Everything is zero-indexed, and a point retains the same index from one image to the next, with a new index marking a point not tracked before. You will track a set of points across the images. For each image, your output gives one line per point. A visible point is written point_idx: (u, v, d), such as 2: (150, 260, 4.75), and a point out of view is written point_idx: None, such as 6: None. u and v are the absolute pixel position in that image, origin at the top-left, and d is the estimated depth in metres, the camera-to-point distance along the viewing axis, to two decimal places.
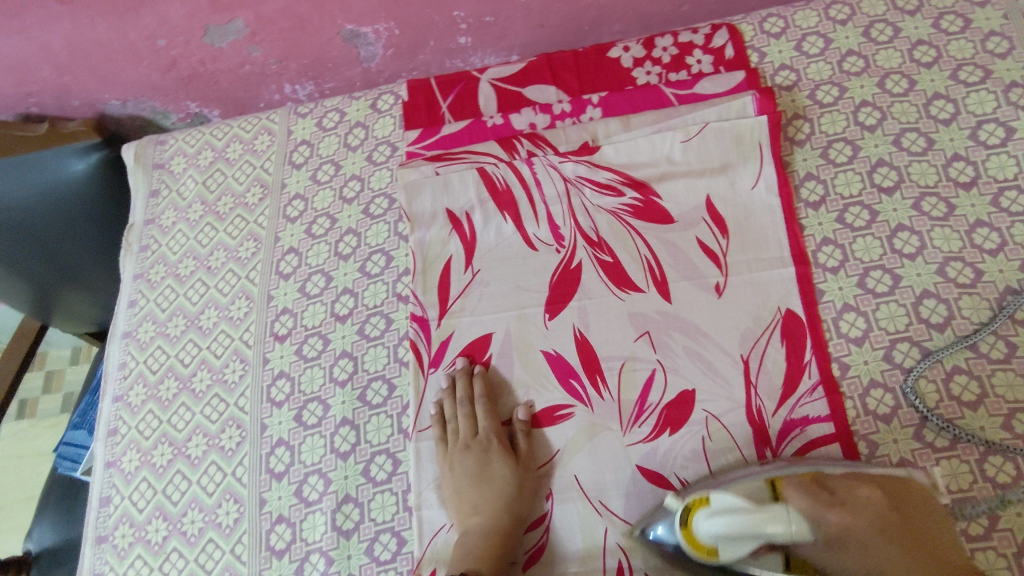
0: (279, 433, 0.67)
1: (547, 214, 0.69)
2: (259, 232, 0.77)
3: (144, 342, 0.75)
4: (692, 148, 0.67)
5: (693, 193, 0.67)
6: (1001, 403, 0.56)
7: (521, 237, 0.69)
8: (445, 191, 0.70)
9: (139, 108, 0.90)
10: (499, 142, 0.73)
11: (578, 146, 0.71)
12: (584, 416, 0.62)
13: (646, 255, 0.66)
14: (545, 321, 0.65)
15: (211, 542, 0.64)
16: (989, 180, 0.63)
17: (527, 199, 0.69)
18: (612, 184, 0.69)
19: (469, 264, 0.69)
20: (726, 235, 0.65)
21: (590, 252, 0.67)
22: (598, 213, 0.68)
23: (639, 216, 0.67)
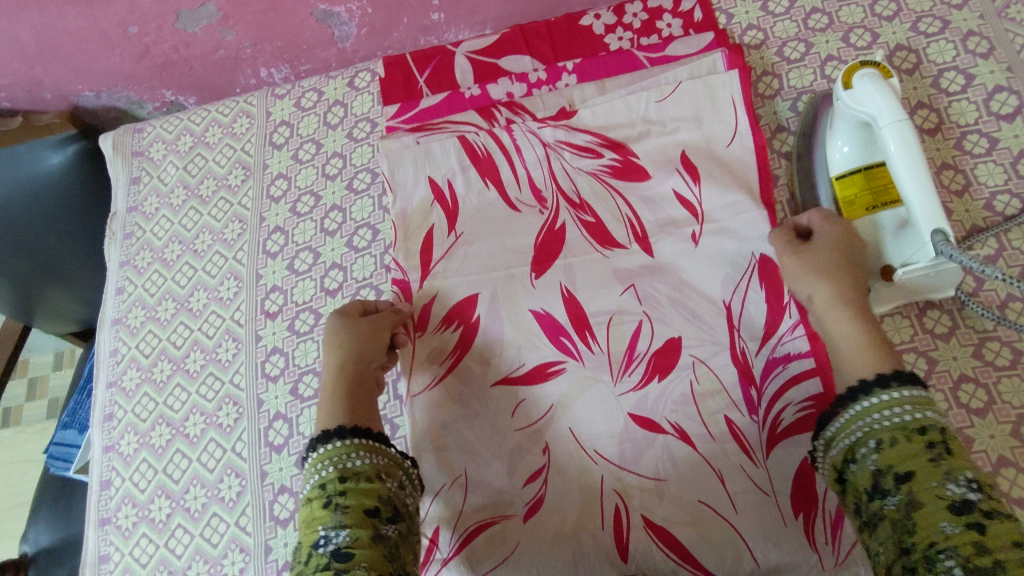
0: (276, 406, 0.68)
1: (528, 179, 0.70)
2: (243, 213, 0.77)
3: (135, 327, 0.75)
4: (666, 106, 0.69)
5: (671, 150, 0.69)
6: (971, 334, 0.59)
7: (503, 201, 0.70)
8: (427, 160, 0.72)
9: (113, 98, 0.90)
10: (477, 113, 0.74)
11: (555, 111, 0.72)
12: (576, 369, 0.63)
13: (625, 213, 0.68)
14: (533, 279, 0.67)
15: (215, 516, 0.65)
16: (952, 126, 0.66)
17: (508, 164, 0.71)
18: (590, 146, 0.70)
19: (452, 229, 0.70)
20: (704, 187, 0.67)
21: (572, 213, 0.68)
22: (578, 175, 0.69)
23: (619, 176, 0.69)
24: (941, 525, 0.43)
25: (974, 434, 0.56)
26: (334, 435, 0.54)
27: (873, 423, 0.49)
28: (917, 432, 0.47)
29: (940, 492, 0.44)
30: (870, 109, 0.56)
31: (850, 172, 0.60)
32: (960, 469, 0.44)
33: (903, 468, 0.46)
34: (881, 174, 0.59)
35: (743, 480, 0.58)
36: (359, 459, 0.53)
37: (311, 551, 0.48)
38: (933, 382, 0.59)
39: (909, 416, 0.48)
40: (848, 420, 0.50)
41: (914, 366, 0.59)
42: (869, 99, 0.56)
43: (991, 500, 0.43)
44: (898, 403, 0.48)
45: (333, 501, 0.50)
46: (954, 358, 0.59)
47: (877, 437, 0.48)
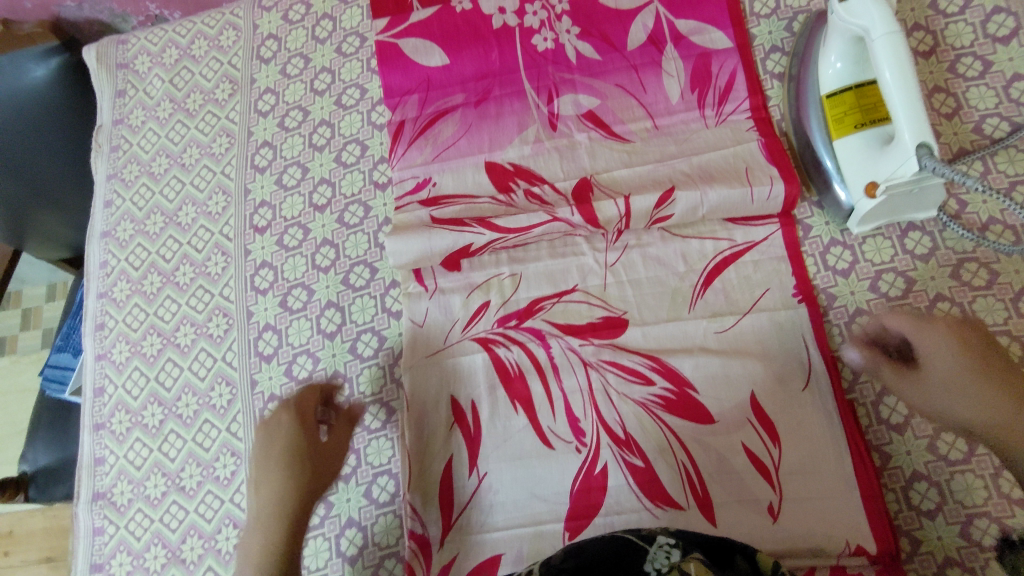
0: (265, 318, 0.69)
1: (565, 405, 0.61)
2: (231, 127, 0.76)
3: (124, 240, 0.75)
4: (728, 337, 0.61)
5: (734, 386, 0.59)
6: (950, 255, 0.60)
7: (535, 432, 0.60)
8: (454, 378, 0.63)
9: (96, 9, 0.88)
10: (493, 182, 0.69)
11: (576, 181, 0.67)
12: (573, 301, 0.64)
13: (683, 460, 0.57)
14: (565, 538, 0.57)
15: (207, 422, 0.67)
16: (947, 48, 0.66)
17: (545, 388, 0.61)
18: (641, 370, 0.61)
19: (473, 466, 0.60)
20: (777, 443, 0.57)
21: (617, 452, 0.58)
22: (623, 403, 0.60)
23: (671, 410, 0.59)
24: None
25: None
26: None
27: None
28: None
29: None
30: (866, 21, 0.55)
31: (841, 90, 0.60)
32: None
33: None
34: (872, 92, 0.59)
35: (709, 439, 0.58)
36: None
37: None
38: (909, 301, 0.59)
39: None
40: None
41: (892, 285, 0.60)
42: (865, 11, 0.55)
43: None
44: None
45: None
46: (932, 279, 0.59)
47: None
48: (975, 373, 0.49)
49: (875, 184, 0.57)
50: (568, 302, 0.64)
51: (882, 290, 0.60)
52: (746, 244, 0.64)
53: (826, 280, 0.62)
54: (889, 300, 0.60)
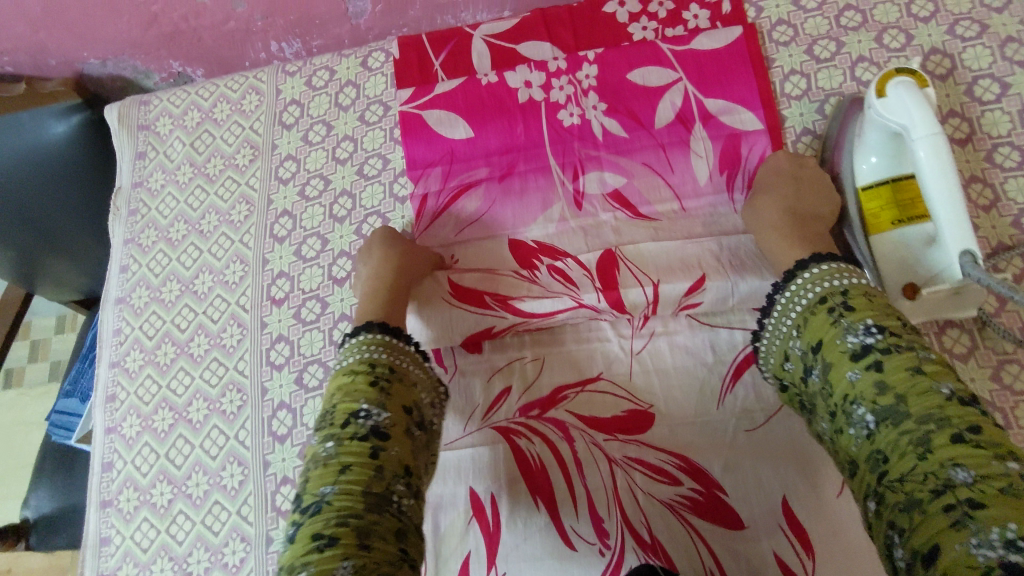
0: (280, 396, 0.67)
1: (589, 503, 0.59)
2: (251, 194, 0.75)
3: (139, 307, 0.74)
4: (757, 437, 0.59)
5: (765, 490, 0.57)
6: (990, 356, 0.58)
7: (557, 531, 0.58)
8: (473, 469, 0.62)
9: (119, 67, 0.87)
10: (516, 257, 0.68)
11: (600, 254, 0.66)
12: (596, 390, 0.63)
13: (711, 568, 0.55)
14: None
15: (217, 504, 0.65)
16: (984, 137, 0.64)
17: (567, 484, 0.60)
18: (668, 469, 0.59)
19: (491, 565, 0.58)
20: (811, 553, 0.54)
21: (643, 557, 0.56)
22: (650, 504, 0.58)
23: (700, 513, 0.57)
24: (844, 343, 0.48)
25: None
26: (376, 327, 0.59)
27: (816, 287, 0.52)
28: (822, 303, 0.51)
29: (840, 346, 0.48)
30: (904, 122, 0.54)
31: (877, 184, 0.59)
32: (857, 320, 0.48)
33: (813, 339, 0.50)
34: (909, 189, 0.57)
35: (740, 546, 0.56)
36: (381, 355, 0.56)
37: (349, 418, 0.51)
38: None
39: (812, 295, 0.52)
40: (824, 272, 0.53)
41: None
42: (904, 112, 0.54)
43: (890, 337, 0.47)
44: (814, 280, 0.53)
45: (380, 381, 0.54)
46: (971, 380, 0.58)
47: (797, 324, 0.53)
48: (778, 181, 0.63)
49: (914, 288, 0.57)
50: (592, 392, 0.63)
51: None
52: None
53: None
54: None
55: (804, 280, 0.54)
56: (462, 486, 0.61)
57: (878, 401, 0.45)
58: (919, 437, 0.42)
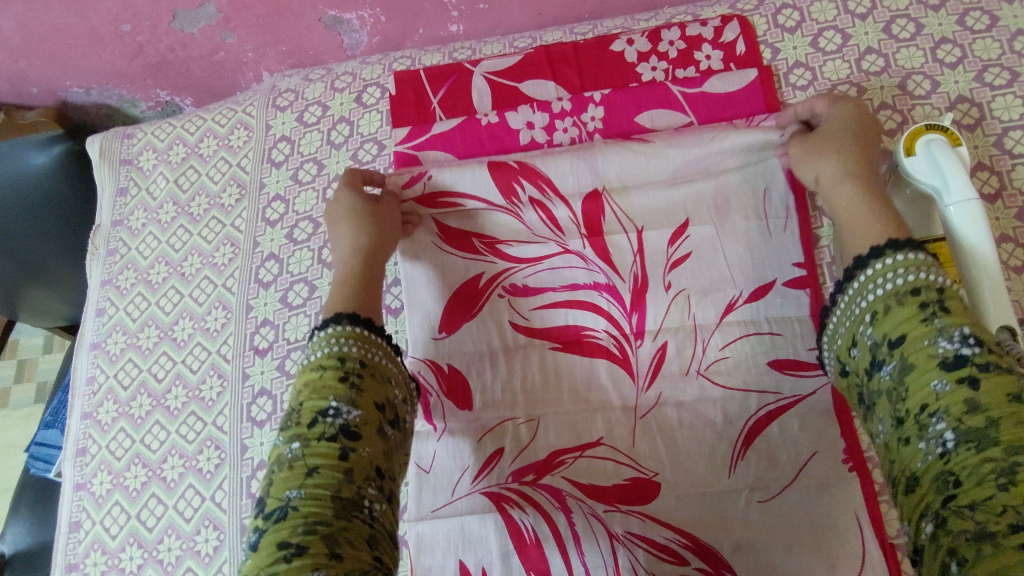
0: (260, 455, 0.63)
1: None
2: (236, 236, 0.72)
3: (114, 354, 0.70)
4: (771, 511, 0.54)
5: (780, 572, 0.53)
6: None
7: None
8: (463, 539, 0.57)
9: (104, 96, 0.83)
10: (499, 183, 0.65)
11: (586, 195, 0.65)
12: (596, 455, 0.58)
13: None
14: None
15: (189, 571, 0.60)
16: (1015, 192, 0.60)
17: (564, 559, 0.55)
18: (673, 548, 0.54)
19: None
20: None
21: None
22: None
23: None
24: (933, 346, 0.40)
25: None
26: (344, 319, 0.50)
27: (877, 286, 0.44)
28: (912, 293, 0.42)
29: (929, 350, 0.40)
30: (934, 181, 0.50)
31: None
32: (954, 324, 0.40)
33: (896, 332, 0.42)
34: None
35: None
36: (355, 347, 0.48)
37: (317, 418, 0.45)
38: None
39: (904, 280, 0.43)
40: (917, 263, 0.43)
41: None
42: (934, 172, 0.50)
43: (991, 352, 0.38)
44: (905, 266, 0.43)
45: (350, 377, 0.46)
46: None
47: (872, 309, 0.44)
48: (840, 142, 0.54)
49: None
50: (591, 458, 0.58)
51: None
52: (792, 397, 0.57)
53: None
54: None
55: (878, 269, 0.44)
56: (452, 557, 0.57)
57: (963, 419, 0.37)
58: (1006, 468, 0.34)
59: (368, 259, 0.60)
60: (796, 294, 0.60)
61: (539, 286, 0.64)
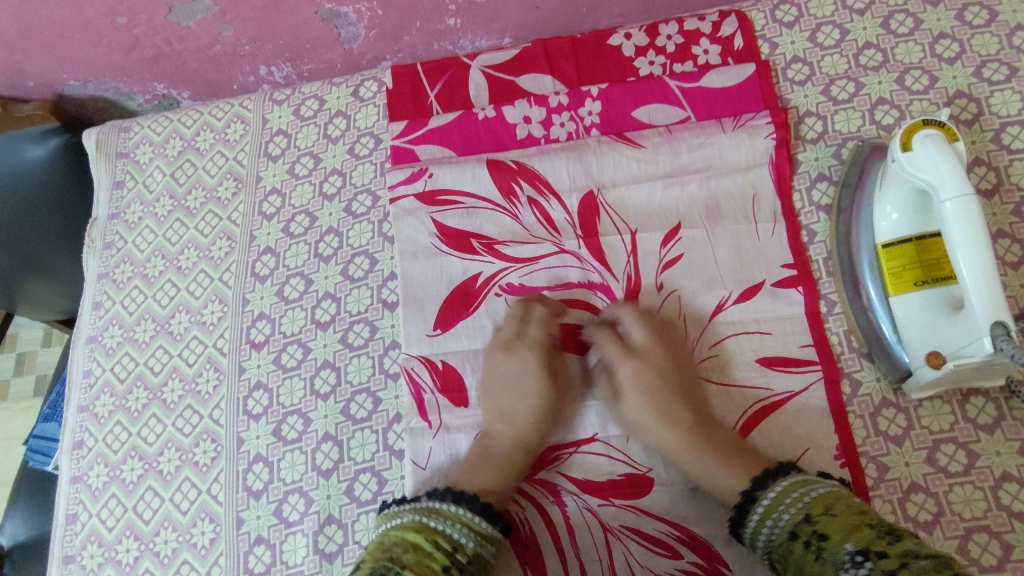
0: (257, 448, 0.63)
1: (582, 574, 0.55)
2: (232, 229, 0.72)
3: (111, 348, 0.70)
4: None
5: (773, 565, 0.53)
6: (1017, 427, 0.54)
7: None
8: None
9: (101, 88, 0.83)
10: (497, 183, 0.66)
11: (581, 196, 0.65)
12: (591, 451, 0.58)
13: None
14: None
15: (186, 563, 0.61)
16: (1011, 188, 0.60)
17: (558, 552, 0.56)
18: (667, 540, 0.55)
19: None
20: None
21: None
22: None
23: None
24: (838, 572, 0.43)
25: (1014, 540, 0.52)
26: (442, 491, 0.55)
27: (771, 527, 0.49)
28: (794, 533, 0.47)
29: (834, 574, 0.43)
30: (929, 179, 0.50)
31: (899, 241, 0.55)
32: (837, 545, 0.44)
33: (806, 572, 0.45)
34: (936, 247, 0.53)
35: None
36: (456, 528, 0.52)
37: (386, 569, 0.48)
38: (973, 479, 0.53)
39: (783, 524, 0.48)
40: (788, 487, 0.49)
41: (952, 458, 0.54)
42: (931, 169, 0.50)
43: (881, 554, 0.42)
44: (784, 500, 0.49)
45: (430, 546, 0.50)
46: (996, 454, 0.54)
47: (779, 563, 0.48)
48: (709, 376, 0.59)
49: (938, 357, 0.51)
50: (586, 453, 0.58)
51: (941, 463, 0.54)
52: (785, 393, 0.57)
53: (877, 446, 0.55)
54: (949, 476, 0.54)
55: (761, 512, 0.50)
56: None
57: None
58: None
59: (538, 406, 0.59)
60: (788, 292, 0.60)
61: (534, 284, 0.63)
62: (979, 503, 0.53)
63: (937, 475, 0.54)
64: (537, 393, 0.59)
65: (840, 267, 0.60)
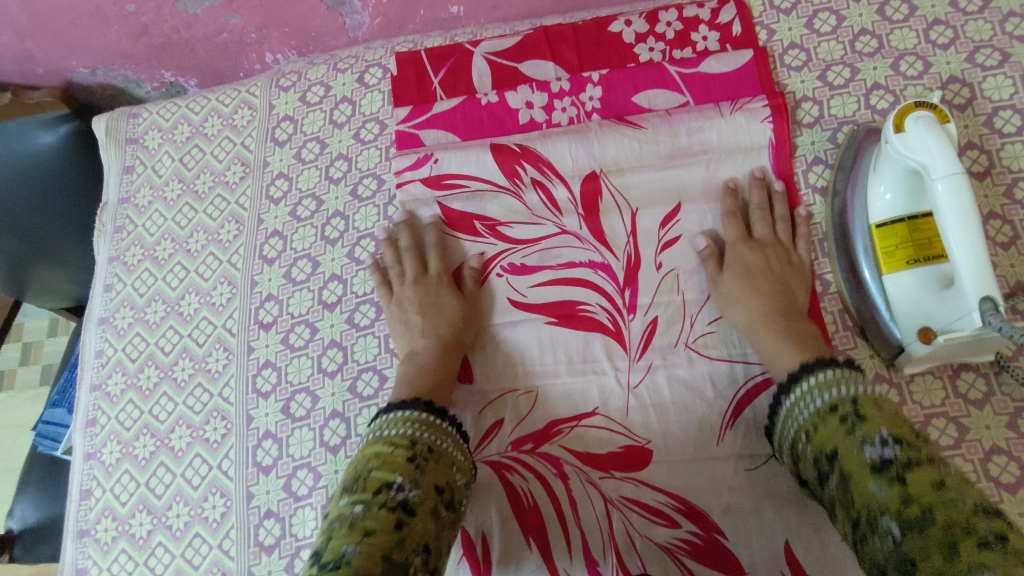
0: (266, 425, 0.65)
1: (582, 544, 0.56)
2: (240, 213, 0.73)
3: (122, 329, 0.72)
4: (759, 478, 0.57)
5: (769, 537, 0.55)
6: (1007, 402, 0.56)
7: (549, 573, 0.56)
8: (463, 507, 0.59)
9: (109, 76, 0.84)
10: (500, 165, 0.67)
11: (583, 178, 0.66)
12: (591, 426, 0.60)
13: None
14: None
15: (197, 536, 0.63)
16: (1003, 170, 0.62)
17: (559, 523, 0.57)
18: (665, 511, 0.56)
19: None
20: None
21: None
22: (645, 547, 0.56)
23: (698, 558, 0.55)
24: (861, 451, 0.44)
25: (1004, 511, 0.53)
26: (411, 404, 0.55)
27: (815, 402, 0.49)
28: (830, 410, 0.47)
29: (857, 454, 0.44)
30: (921, 158, 0.52)
31: (893, 221, 0.56)
32: (872, 429, 0.44)
33: (828, 446, 0.46)
34: (927, 226, 0.55)
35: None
36: (405, 425, 0.53)
37: (380, 487, 0.48)
38: (963, 452, 0.55)
39: (820, 403, 0.49)
40: (825, 380, 0.50)
41: (943, 432, 0.56)
42: (923, 148, 0.51)
43: (910, 449, 0.42)
44: (819, 387, 0.49)
45: (418, 459, 0.50)
46: (987, 428, 0.55)
47: (804, 429, 0.49)
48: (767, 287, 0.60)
49: (931, 332, 0.53)
50: (586, 428, 0.60)
51: (933, 437, 0.56)
52: None
53: None
54: (941, 449, 0.55)
55: (807, 387, 0.50)
56: None
57: (903, 514, 0.40)
58: (944, 542, 0.37)
59: (450, 319, 0.64)
60: None
61: (536, 264, 0.65)
62: (969, 475, 0.54)
63: None
64: (423, 305, 0.64)
65: (835, 248, 0.61)
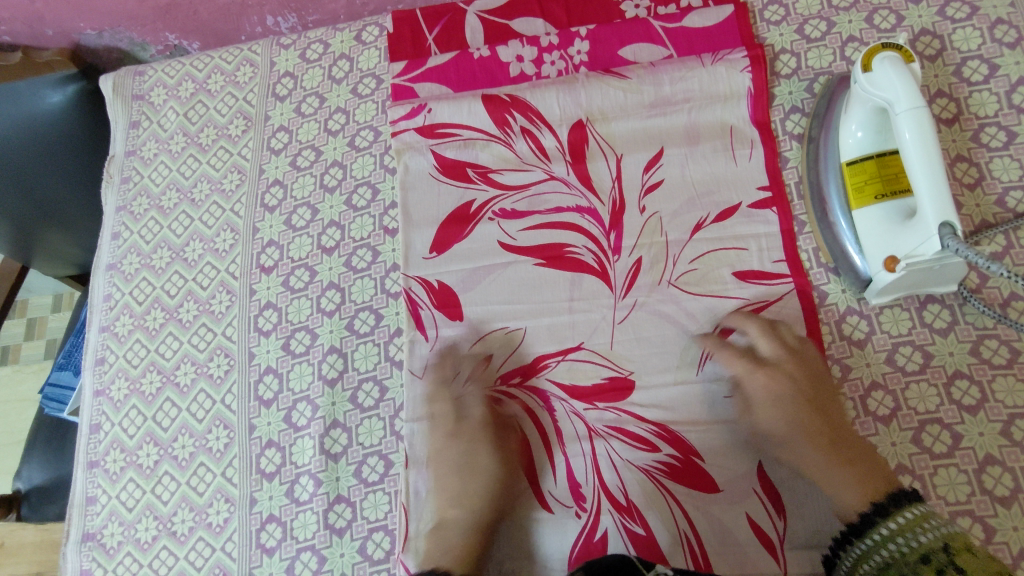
0: (267, 361, 0.68)
1: (566, 470, 0.60)
2: (243, 164, 0.76)
3: (129, 274, 0.75)
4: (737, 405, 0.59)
5: (742, 457, 0.58)
6: (970, 330, 0.59)
7: (535, 496, 0.60)
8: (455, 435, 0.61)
9: (116, 38, 0.87)
10: (492, 116, 0.70)
11: (570, 127, 0.69)
12: (576, 361, 0.62)
13: (686, 530, 0.57)
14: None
15: (202, 465, 0.66)
16: (971, 117, 0.64)
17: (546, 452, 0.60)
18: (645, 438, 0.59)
19: None
20: (782, 515, 0.56)
21: (619, 520, 0.58)
22: (626, 470, 0.59)
23: (676, 478, 0.58)
24: None
25: (964, 430, 0.56)
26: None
27: (908, 537, 0.47)
28: (922, 559, 0.46)
29: None
30: (887, 95, 0.54)
31: (862, 158, 0.59)
32: None
33: None
34: (894, 162, 0.58)
35: (711, 507, 0.57)
36: None
37: None
38: (927, 376, 0.58)
39: (909, 544, 0.47)
40: (916, 516, 0.48)
41: (909, 358, 0.59)
42: (892, 86, 0.54)
43: None
44: (902, 531, 0.48)
45: None
46: (950, 354, 0.58)
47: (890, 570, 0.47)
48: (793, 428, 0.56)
49: (895, 259, 0.56)
50: (573, 361, 0.62)
51: (899, 363, 0.59)
52: (758, 304, 0.62)
53: (841, 349, 0.60)
54: (906, 374, 0.58)
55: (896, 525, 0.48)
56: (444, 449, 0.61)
57: None
58: None
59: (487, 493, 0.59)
60: (763, 213, 0.65)
61: (526, 209, 0.68)
62: (932, 398, 0.57)
63: (895, 374, 0.59)
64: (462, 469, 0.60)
65: (809, 189, 0.64)
